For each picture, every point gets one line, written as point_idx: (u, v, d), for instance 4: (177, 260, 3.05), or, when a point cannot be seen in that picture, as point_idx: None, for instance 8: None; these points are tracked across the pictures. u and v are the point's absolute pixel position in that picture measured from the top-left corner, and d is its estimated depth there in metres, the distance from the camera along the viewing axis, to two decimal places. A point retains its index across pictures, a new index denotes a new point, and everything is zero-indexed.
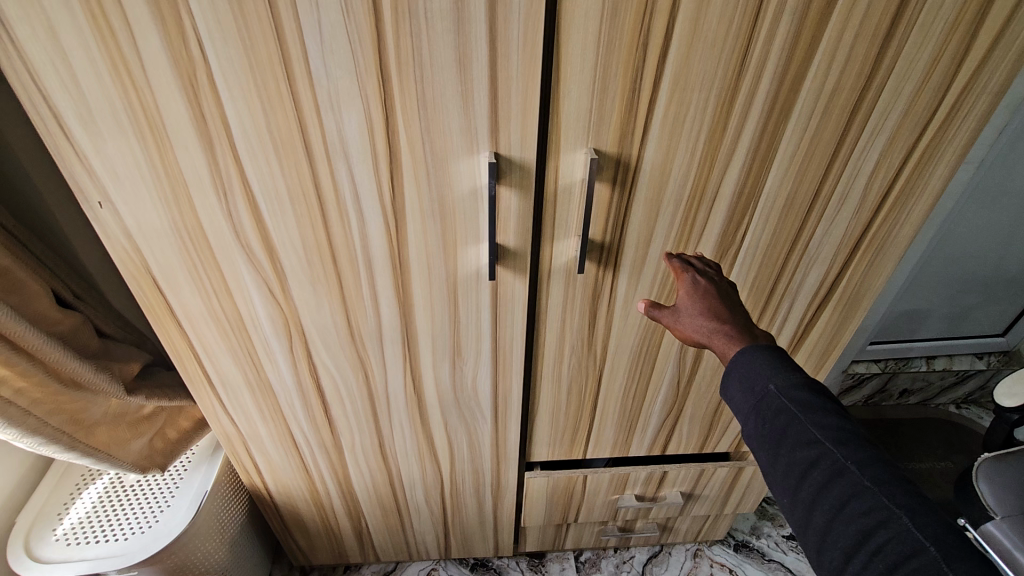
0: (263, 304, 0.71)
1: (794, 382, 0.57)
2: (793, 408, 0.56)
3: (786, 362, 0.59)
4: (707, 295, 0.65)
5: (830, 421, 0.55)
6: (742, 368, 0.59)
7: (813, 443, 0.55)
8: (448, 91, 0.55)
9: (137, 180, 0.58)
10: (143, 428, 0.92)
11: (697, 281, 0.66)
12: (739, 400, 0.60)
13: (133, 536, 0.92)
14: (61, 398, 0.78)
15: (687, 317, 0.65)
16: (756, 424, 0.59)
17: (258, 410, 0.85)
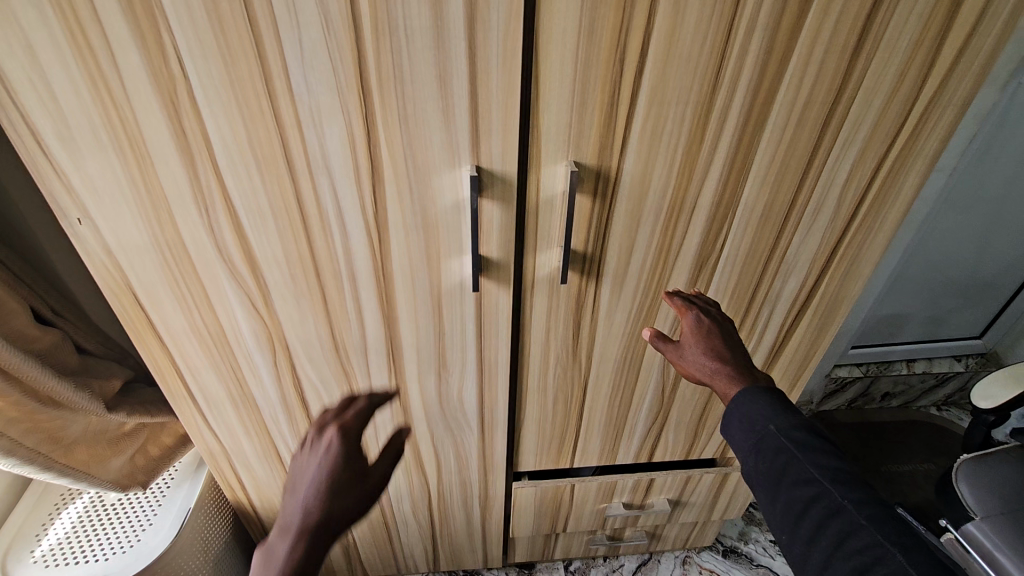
0: (246, 318, 0.70)
1: (792, 423, 0.61)
2: (792, 447, 0.60)
3: (783, 403, 0.63)
4: (710, 335, 0.68)
5: (826, 461, 0.59)
6: (743, 408, 0.63)
7: (811, 481, 0.58)
8: (429, 106, 0.55)
9: (118, 196, 0.58)
10: (124, 445, 0.91)
11: (700, 319, 0.69)
12: (740, 440, 0.63)
13: (115, 556, 0.90)
14: (38, 417, 0.77)
15: (691, 355, 0.68)
16: (755, 463, 0.62)
17: (242, 425, 0.84)
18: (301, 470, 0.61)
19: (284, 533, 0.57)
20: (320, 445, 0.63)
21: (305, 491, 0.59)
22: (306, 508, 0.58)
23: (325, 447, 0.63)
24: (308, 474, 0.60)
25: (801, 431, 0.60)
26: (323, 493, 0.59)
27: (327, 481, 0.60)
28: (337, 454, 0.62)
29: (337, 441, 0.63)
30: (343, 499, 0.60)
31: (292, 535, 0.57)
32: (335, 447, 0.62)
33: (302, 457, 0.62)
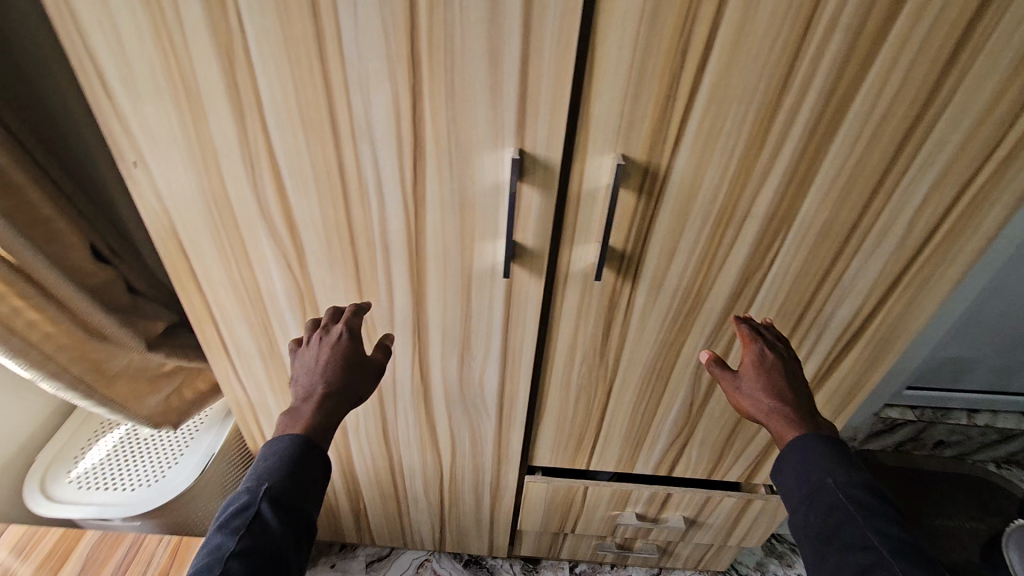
0: (280, 276, 0.72)
1: (854, 481, 0.61)
2: (850, 507, 0.59)
3: (848, 460, 0.62)
4: (773, 372, 0.66)
5: (889, 529, 0.57)
6: (799, 454, 0.63)
7: (868, 546, 0.56)
8: (477, 82, 0.54)
9: (171, 144, 0.60)
10: (161, 385, 0.95)
11: (764, 353, 0.67)
12: (796, 490, 0.63)
13: (140, 488, 0.95)
14: (85, 347, 0.81)
15: (751, 390, 0.67)
16: (810, 518, 0.61)
17: (268, 380, 0.87)
18: (317, 357, 0.66)
19: (307, 400, 0.63)
20: (331, 333, 0.67)
21: (323, 369, 0.64)
22: (326, 380, 0.64)
23: (338, 334, 0.67)
24: (324, 356, 0.65)
25: (863, 492, 0.59)
26: (340, 367, 0.65)
27: (342, 360, 0.65)
28: (351, 338, 0.67)
29: (348, 330, 0.67)
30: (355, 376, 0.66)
31: (315, 399, 0.63)
32: (348, 332, 0.67)
33: (314, 345, 0.67)
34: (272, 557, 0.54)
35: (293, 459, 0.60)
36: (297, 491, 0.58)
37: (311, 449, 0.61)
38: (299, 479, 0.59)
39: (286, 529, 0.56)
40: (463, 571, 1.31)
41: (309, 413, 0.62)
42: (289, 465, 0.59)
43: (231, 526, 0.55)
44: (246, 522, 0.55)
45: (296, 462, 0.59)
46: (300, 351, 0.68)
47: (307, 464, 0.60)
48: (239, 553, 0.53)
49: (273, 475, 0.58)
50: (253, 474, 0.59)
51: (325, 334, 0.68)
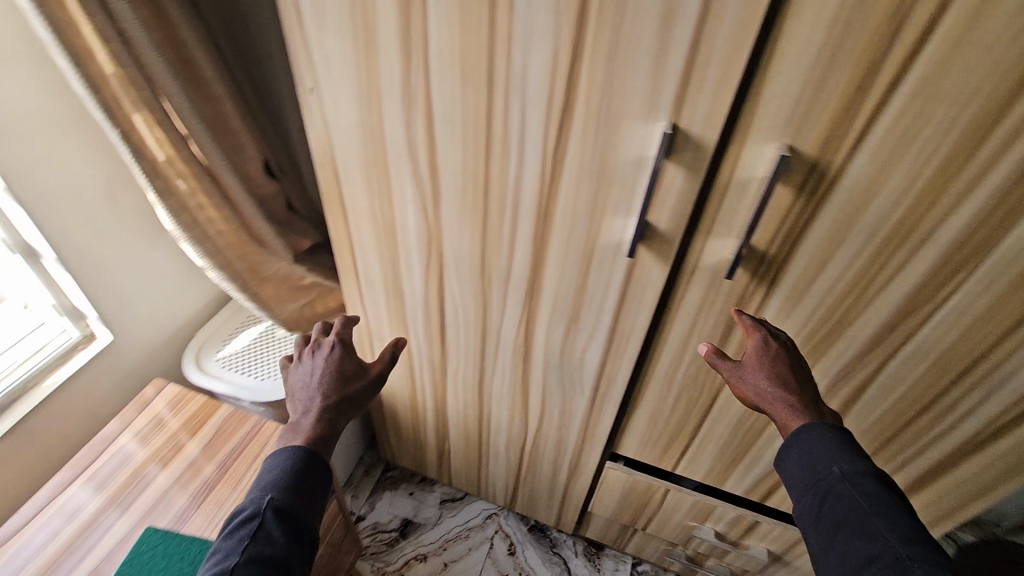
0: (415, 216, 0.76)
1: (861, 471, 0.58)
2: (856, 495, 0.57)
3: (857, 451, 0.60)
4: (778, 360, 0.63)
5: (897, 518, 0.54)
6: (807, 444, 0.61)
7: (877, 538, 0.53)
8: (643, 47, 0.51)
9: (344, 77, 0.65)
10: (299, 295, 1.07)
11: (767, 342, 0.64)
12: (804, 481, 0.60)
13: (268, 380, 1.08)
14: (247, 249, 0.93)
15: (759, 379, 0.63)
16: (821, 511, 0.58)
17: (388, 311, 0.93)
18: (314, 370, 0.71)
19: (311, 412, 0.68)
20: (323, 346, 0.74)
21: (323, 382, 0.70)
22: (328, 390, 0.69)
23: (330, 345, 0.73)
24: (322, 368, 0.71)
25: (871, 483, 0.57)
26: (334, 378, 0.71)
27: (336, 372, 0.71)
28: (343, 350, 0.73)
29: (339, 342, 0.74)
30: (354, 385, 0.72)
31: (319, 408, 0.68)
32: (339, 343, 0.74)
33: (309, 361, 0.73)
34: (280, 561, 0.56)
35: (295, 467, 0.62)
36: (303, 500, 0.61)
37: (318, 460, 0.64)
38: (302, 489, 0.61)
39: (290, 537, 0.58)
40: (527, 534, 1.35)
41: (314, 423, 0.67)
42: (291, 474, 0.61)
43: (239, 534, 0.56)
44: (253, 528, 0.57)
45: (298, 471, 0.62)
46: (296, 368, 0.73)
47: (310, 474, 0.63)
48: (250, 558, 0.55)
49: (283, 481, 0.61)
50: (255, 487, 0.61)
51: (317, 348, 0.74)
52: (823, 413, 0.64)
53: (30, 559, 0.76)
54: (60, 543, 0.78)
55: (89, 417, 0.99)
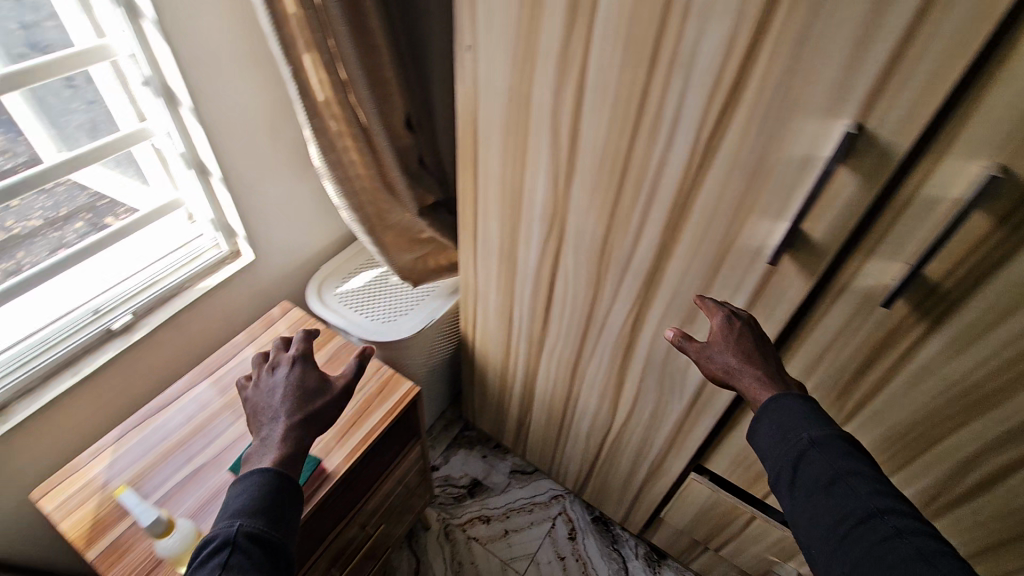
0: (545, 186, 0.75)
1: (829, 435, 0.55)
2: (830, 459, 0.54)
3: (822, 416, 0.57)
4: (740, 334, 0.63)
5: (873, 482, 0.52)
6: (777, 413, 0.58)
7: (854, 499, 0.52)
8: (843, 32, 0.45)
9: (502, 38, 0.65)
10: (414, 247, 1.12)
11: (731, 319, 0.64)
12: (776, 450, 0.57)
13: (375, 322, 1.13)
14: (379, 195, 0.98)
15: (729, 351, 0.63)
16: (793, 477, 0.55)
17: (498, 276, 0.95)
18: (276, 389, 0.69)
19: (276, 431, 0.64)
20: (284, 362, 0.72)
21: (287, 399, 0.67)
22: (294, 407, 0.67)
23: (291, 360, 0.71)
24: (286, 384, 0.69)
25: (842, 447, 0.54)
26: (299, 392, 0.68)
27: (301, 385, 0.69)
28: (305, 365, 0.71)
29: (299, 356, 0.72)
30: (321, 397, 0.69)
31: (286, 425, 0.65)
32: (300, 356, 0.72)
33: (269, 381, 0.70)
34: None
35: (264, 491, 0.58)
36: (275, 521, 0.57)
37: (288, 484, 0.60)
38: (274, 512, 0.58)
39: (266, 563, 0.54)
40: (590, 524, 1.34)
41: (284, 440, 0.63)
42: (259, 498, 0.58)
43: (212, 563, 0.52)
44: (224, 557, 0.52)
45: (266, 495, 0.58)
46: (255, 390, 0.70)
47: (280, 496, 0.59)
48: None
49: (254, 503, 0.57)
50: (221, 516, 0.57)
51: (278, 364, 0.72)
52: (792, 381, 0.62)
53: (165, 437, 0.83)
54: (190, 429, 0.84)
55: (226, 324, 1.11)
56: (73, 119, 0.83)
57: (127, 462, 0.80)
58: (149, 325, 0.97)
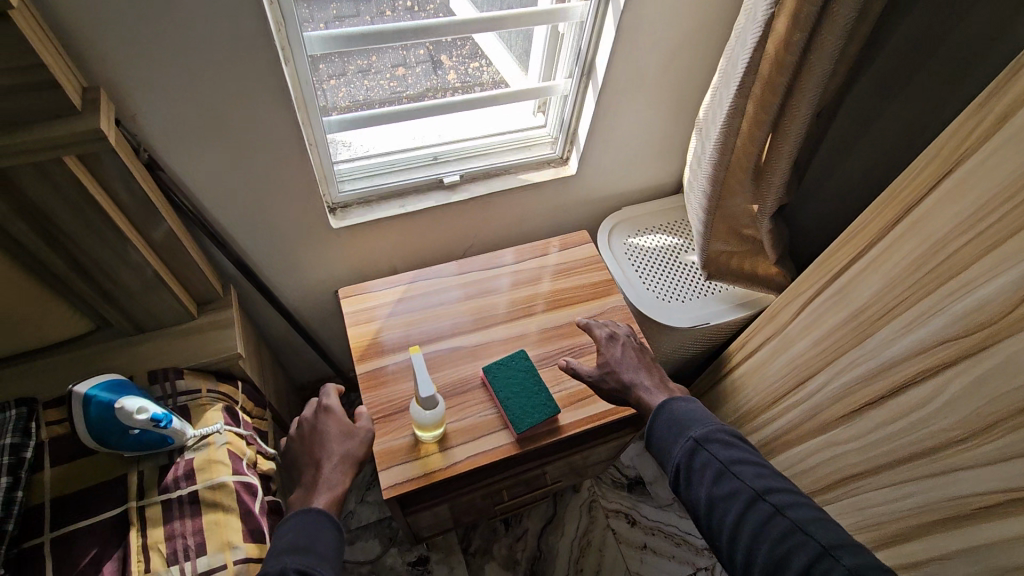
0: (996, 290, 0.56)
1: (709, 432, 0.64)
2: (713, 454, 0.61)
3: (701, 413, 0.67)
4: (623, 348, 0.77)
5: (749, 468, 0.60)
6: (670, 412, 0.67)
7: (736, 481, 0.59)
8: None
9: None
10: (730, 241, 0.99)
11: (612, 339, 0.79)
12: (675, 451, 0.64)
13: (649, 293, 1.05)
14: (737, 179, 0.85)
15: (615, 363, 0.75)
16: (692, 475, 0.62)
17: (830, 332, 0.79)
18: (310, 436, 0.69)
19: (322, 473, 0.65)
20: (315, 408, 0.72)
21: (327, 446, 0.68)
22: (331, 451, 0.67)
23: (323, 404, 0.72)
24: (324, 432, 0.69)
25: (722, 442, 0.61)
26: (339, 434, 0.69)
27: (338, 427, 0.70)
28: (339, 410, 0.71)
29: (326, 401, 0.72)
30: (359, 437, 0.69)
31: (334, 466, 0.66)
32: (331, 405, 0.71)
33: (300, 430, 0.71)
34: None
35: (306, 531, 0.59)
36: (320, 557, 0.57)
37: (330, 526, 0.61)
38: (318, 548, 0.57)
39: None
40: None
41: (333, 481, 0.65)
42: (303, 536, 0.58)
43: None
44: None
45: (309, 534, 0.58)
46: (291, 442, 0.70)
47: (323, 533, 0.59)
48: None
49: (301, 541, 0.58)
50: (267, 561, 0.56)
51: (312, 412, 0.72)
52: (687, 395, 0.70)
53: (441, 304, 0.88)
54: (463, 309, 0.88)
55: (527, 222, 1.13)
56: None
57: (410, 308, 0.87)
58: (469, 193, 1.01)
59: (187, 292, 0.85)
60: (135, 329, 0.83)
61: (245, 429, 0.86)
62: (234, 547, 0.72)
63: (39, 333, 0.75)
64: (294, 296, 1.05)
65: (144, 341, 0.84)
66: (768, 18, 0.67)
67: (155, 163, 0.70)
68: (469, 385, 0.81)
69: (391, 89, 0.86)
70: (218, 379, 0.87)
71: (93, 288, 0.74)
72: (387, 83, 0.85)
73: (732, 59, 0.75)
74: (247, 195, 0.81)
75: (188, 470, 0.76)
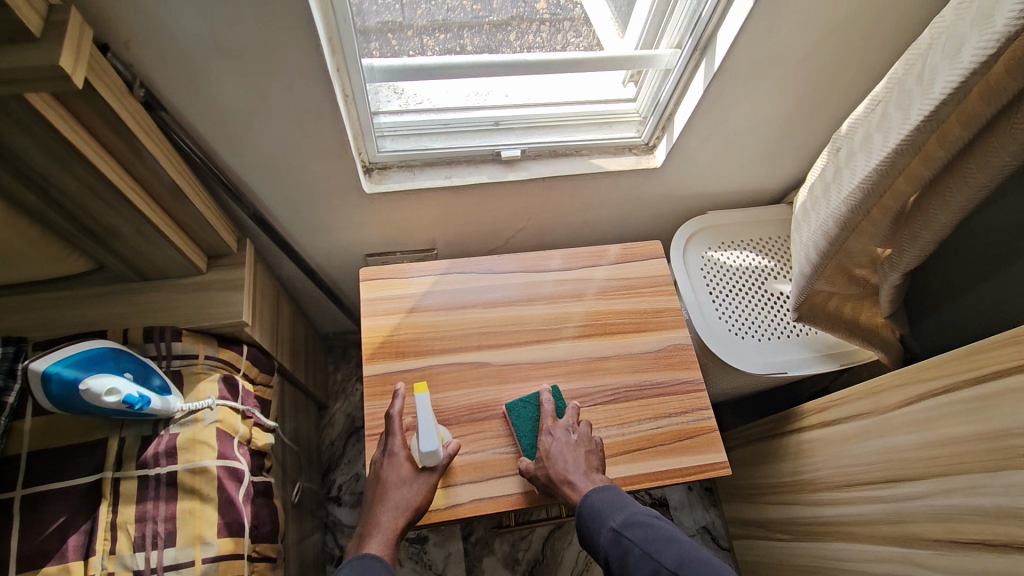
0: None
1: (625, 517, 0.57)
2: (631, 540, 0.55)
3: (619, 496, 0.59)
4: (561, 442, 0.63)
5: (666, 544, 0.54)
6: (594, 507, 0.58)
7: (655, 564, 0.53)
8: None
9: None
10: (841, 287, 0.78)
11: (550, 430, 0.65)
12: (600, 543, 0.57)
13: (721, 323, 0.88)
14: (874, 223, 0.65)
15: (549, 453, 0.62)
16: (618, 566, 0.56)
17: (949, 441, 0.61)
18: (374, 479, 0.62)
19: (377, 519, 0.58)
20: (382, 448, 0.64)
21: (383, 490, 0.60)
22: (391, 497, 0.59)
23: (389, 442, 0.63)
24: (383, 475, 0.61)
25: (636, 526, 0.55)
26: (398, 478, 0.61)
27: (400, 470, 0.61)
28: (401, 450, 0.62)
29: (392, 439, 0.63)
30: (420, 482, 0.61)
31: (389, 513, 0.59)
32: (395, 444, 0.63)
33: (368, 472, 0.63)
34: None
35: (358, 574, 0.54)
36: None
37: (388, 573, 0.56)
38: None
39: None
40: None
41: (385, 530, 0.58)
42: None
43: None
44: None
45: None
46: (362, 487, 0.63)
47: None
48: None
49: None
50: None
51: (378, 451, 0.64)
52: (620, 502, 0.59)
53: (474, 306, 0.75)
54: (498, 315, 0.75)
55: (592, 211, 0.96)
56: None
57: (438, 306, 0.75)
58: (528, 173, 0.85)
59: (195, 243, 0.76)
60: (137, 276, 0.75)
61: (243, 404, 0.78)
62: (205, 542, 0.66)
63: (27, 270, 0.67)
64: (318, 254, 0.94)
65: (146, 290, 0.76)
66: (1013, 30, 0.45)
67: (154, 102, 0.60)
68: (488, 411, 0.69)
69: (473, 12, 0.67)
70: (219, 343, 0.78)
71: (85, 233, 0.65)
72: (470, 5, 0.66)
73: (926, 66, 0.53)
74: (265, 145, 0.69)
75: (169, 447, 0.69)
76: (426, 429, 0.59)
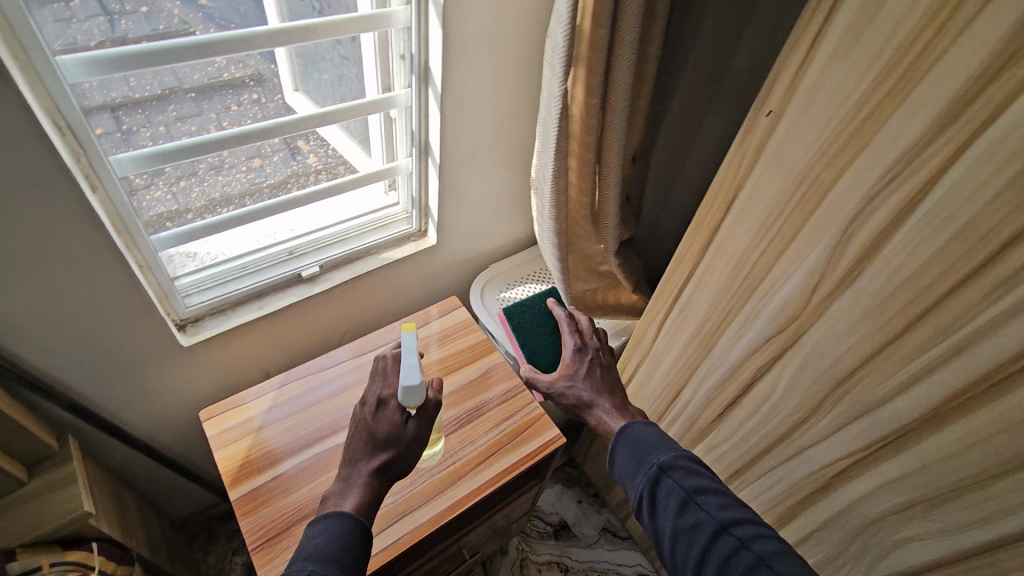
0: (794, 290, 0.65)
1: (673, 458, 0.62)
2: (675, 478, 0.60)
3: (667, 441, 0.65)
4: (589, 365, 0.82)
5: (713, 492, 0.59)
6: (637, 440, 0.66)
7: (699, 511, 0.57)
8: None
9: (817, 121, 0.55)
10: (592, 279, 1.05)
11: (582, 354, 0.84)
12: (640, 480, 0.62)
13: None
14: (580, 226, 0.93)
15: (575, 378, 0.80)
16: (654, 506, 0.60)
17: (684, 348, 0.87)
18: (362, 426, 0.66)
19: (357, 477, 0.62)
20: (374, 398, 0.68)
21: (370, 442, 0.64)
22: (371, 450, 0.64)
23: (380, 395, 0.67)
24: (370, 424, 0.65)
25: (684, 469, 0.60)
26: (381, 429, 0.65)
27: (387, 421, 0.65)
28: (391, 398, 0.67)
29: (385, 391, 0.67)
30: (408, 430, 0.65)
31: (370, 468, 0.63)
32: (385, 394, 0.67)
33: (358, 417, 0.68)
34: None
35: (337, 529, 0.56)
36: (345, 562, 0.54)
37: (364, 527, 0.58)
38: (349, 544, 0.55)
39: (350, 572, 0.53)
40: None
41: (363, 486, 0.61)
42: (333, 537, 0.55)
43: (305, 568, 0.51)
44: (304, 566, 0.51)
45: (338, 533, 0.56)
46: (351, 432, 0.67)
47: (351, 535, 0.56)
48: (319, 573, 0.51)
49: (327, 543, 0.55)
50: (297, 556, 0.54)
51: (366, 401, 0.68)
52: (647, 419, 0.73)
53: (314, 402, 0.85)
54: (337, 400, 0.85)
55: (398, 296, 1.13)
56: (321, 71, 0.84)
57: (281, 416, 0.83)
58: (331, 281, 0.99)
59: (11, 456, 0.74)
60: None
61: None
62: None
63: None
64: (150, 427, 0.94)
65: None
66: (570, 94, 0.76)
67: None
68: None
69: (250, 181, 0.86)
70: (63, 548, 0.75)
71: None
72: (244, 175, 0.85)
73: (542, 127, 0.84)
74: (70, 333, 0.74)
75: None
76: (410, 365, 0.65)
